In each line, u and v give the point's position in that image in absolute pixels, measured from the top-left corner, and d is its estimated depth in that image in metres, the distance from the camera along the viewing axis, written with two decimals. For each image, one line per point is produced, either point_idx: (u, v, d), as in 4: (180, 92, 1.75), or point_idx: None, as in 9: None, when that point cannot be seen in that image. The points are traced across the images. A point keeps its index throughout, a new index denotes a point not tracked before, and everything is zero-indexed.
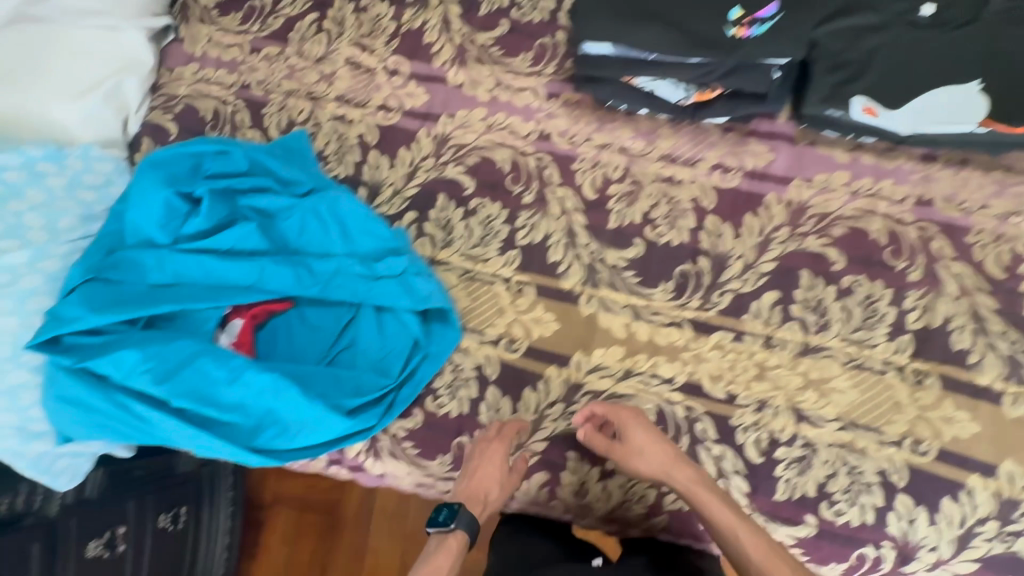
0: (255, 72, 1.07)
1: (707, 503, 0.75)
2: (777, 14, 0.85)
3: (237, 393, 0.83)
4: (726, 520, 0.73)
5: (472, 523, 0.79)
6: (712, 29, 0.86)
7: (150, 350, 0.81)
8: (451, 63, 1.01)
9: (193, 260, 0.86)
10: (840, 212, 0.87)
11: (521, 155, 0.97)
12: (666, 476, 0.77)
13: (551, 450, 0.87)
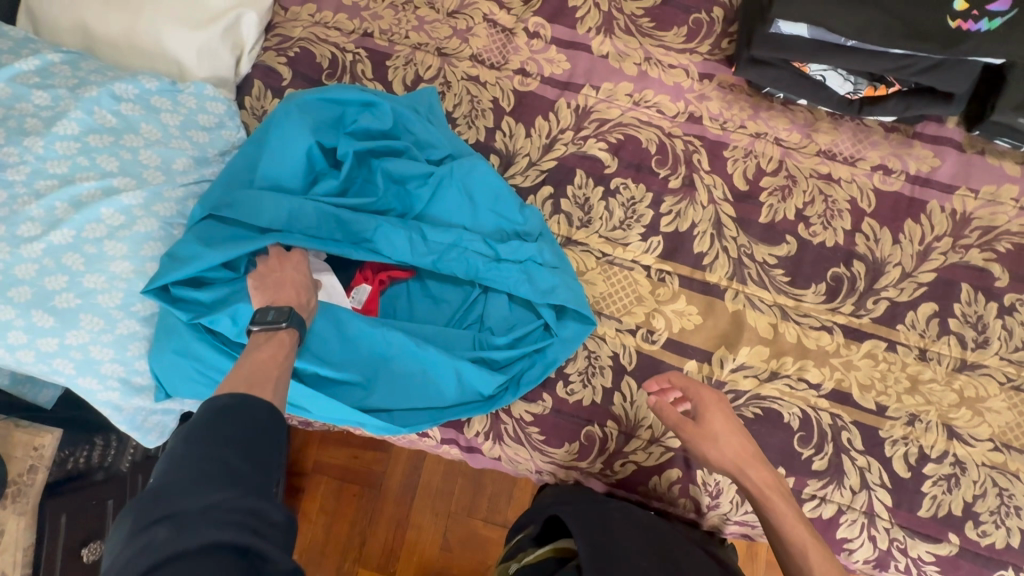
0: (378, 21, 1.00)
1: (771, 509, 0.72)
2: (1006, 11, 0.77)
3: (368, 350, 0.81)
4: (797, 533, 0.70)
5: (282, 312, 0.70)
6: (928, 18, 0.78)
7: None
8: (596, 31, 0.96)
9: (321, 213, 0.79)
10: (1006, 228, 0.84)
11: (668, 136, 0.91)
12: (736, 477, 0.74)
13: (629, 433, 0.84)
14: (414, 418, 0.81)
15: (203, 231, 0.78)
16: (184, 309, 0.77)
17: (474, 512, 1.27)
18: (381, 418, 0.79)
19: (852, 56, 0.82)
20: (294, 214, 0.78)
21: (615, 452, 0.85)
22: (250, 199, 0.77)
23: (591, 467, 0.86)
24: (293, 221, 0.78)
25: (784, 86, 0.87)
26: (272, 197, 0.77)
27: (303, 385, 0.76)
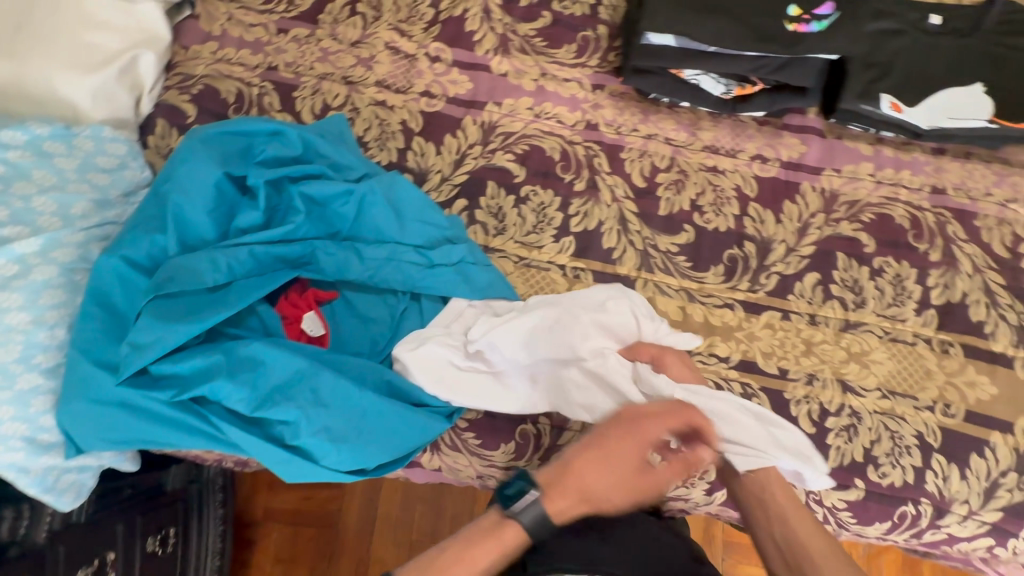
0: (282, 54, 1.02)
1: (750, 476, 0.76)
2: (830, 14, 0.89)
3: (330, 399, 0.80)
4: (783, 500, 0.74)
5: (541, 521, 0.66)
6: (769, 24, 0.90)
7: (233, 372, 0.77)
8: (493, 52, 1.02)
9: (251, 255, 0.81)
10: (867, 200, 0.95)
11: (569, 143, 0.98)
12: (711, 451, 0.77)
13: (561, 427, 0.88)
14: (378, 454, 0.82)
15: (150, 304, 0.76)
16: (128, 381, 0.76)
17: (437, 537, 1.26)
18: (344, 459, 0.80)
19: (715, 61, 0.92)
20: (223, 262, 0.79)
21: (550, 446, 0.88)
22: (182, 257, 0.78)
23: (529, 465, 0.88)
24: (231, 270, 0.80)
25: (666, 91, 0.95)
26: (202, 251, 0.78)
27: (269, 442, 0.78)
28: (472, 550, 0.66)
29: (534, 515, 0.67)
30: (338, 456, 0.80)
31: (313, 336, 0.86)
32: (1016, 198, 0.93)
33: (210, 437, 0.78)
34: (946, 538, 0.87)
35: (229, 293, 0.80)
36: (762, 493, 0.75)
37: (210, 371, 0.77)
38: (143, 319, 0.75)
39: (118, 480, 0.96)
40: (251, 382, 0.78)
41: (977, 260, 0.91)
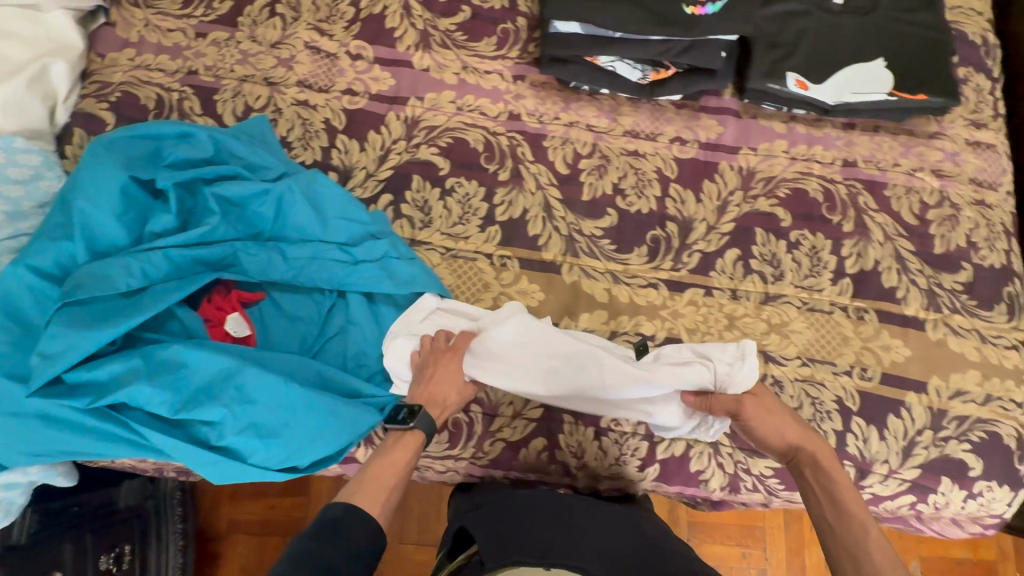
0: (202, 58, 1.02)
1: (841, 526, 0.69)
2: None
3: (253, 401, 0.78)
4: (881, 559, 0.64)
5: (430, 421, 0.76)
6: (669, 8, 0.94)
7: (150, 376, 0.76)
8: (414, 48, 1.03)
9: (167, 258, 0.80)
10: (782, 175, 0.98)
11: (493, 134, 0.99)
12: (814, 496, 0.73)
13: (494, 413, 0.89)
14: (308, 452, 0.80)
15: (61, 312, 0.75)
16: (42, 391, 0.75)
17: (405, 537, 1.26)
18: (273, 459, 0.79)
19: (622, 46, 0.94)
20: (137, 266, 0.79)
21: (483, 432, 0.88)
22: (94, 264, 0.77)
23: (464, 453, 0.89)
24: (146, 274, 0.80)
25: (584, 78, 0.97)
26: (114, 257, 0.78)
27: (191, 445, 0.77)
28: (387, 455, 0.73)
29: (424, 419, 0.76)
30: (266, 455, 0.79)
31: (238, 337, 0.85)
32: (921, 167, 0.97)
33: (131, 443, 0.77)
34: (871, 498, 0.89)
35: (145, 297, 0.79)
36: (853, 542, 0.67)
37: (126, 377, 0.76)
38: (53, 327, 0.74)
39: (64, 499, 0.97)
40: (172, 385, 0.77)
41: (888, 228, 0.94)
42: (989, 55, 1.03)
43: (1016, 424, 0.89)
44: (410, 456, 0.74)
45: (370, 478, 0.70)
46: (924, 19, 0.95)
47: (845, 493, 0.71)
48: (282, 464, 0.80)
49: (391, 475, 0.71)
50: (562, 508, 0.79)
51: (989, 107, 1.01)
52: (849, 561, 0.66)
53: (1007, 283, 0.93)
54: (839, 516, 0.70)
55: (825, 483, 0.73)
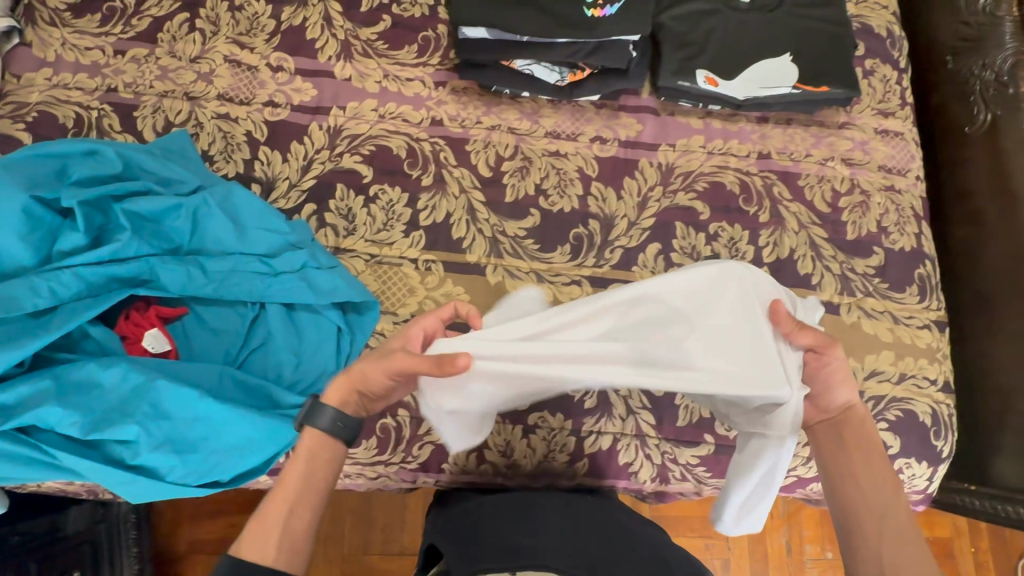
0: (121, 75, 1.01)
1: (865, 494, 0.64)
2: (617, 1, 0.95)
3: (169, 416, 0.78)
4: (907, 524, 0.60)
5: (334, 418, 0.65)
6: (573, 11, 0.94)
7: (60, 397, 0.76)
8: (336, 58, 1.04)
9: (75, 277, 0.80)
10: (701, 169, 1.00)
11: (415, 140, 1.00)
12: (832, 457, 0.67)
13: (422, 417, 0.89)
14: (230, 465, 0.80)
15: None
16: None
17: (370, 547, 1.24)
18: (192, 473, 0.79)
19: (529, 49, 0.96)
20: (44, 287, 0.78)
21: (411, 437, 0.89)
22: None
23: (393, 458, 0.89)
24: (54, 294, 0.79)
25: (502, 82, 0.99)
26: (19, 278, 0.77)
27: (106, 464, 0.76)
28: (285, 473, 0.63)
29: (327, 417, 0.65)
30: (185, 470, 0.78)
31: (158, 353, 0.85)
32: (831, 156, 1.00)
33: (44, 464, 0.77)
34: (796, 480, 0.93)
35: (55, 317, 0.79)
36: (871, 505, 0.63)
37: (34, 399, 0.75)
38: None
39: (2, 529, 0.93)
40: (86, 405, 0.76)
41: (802, 217, 0.97)
42: (895, 47, 1.07)
43: (930, 401, 0.92)
44: (316, 465, 0.64)
45: (272, 501, 0.61)
46: (824, 16, 1.00)
47: (872, 459, 0.65)
48: (203, 478, 0.80)
49: (289, 499, 0.61)
50: (535, 509, 0.78)
51: (896, 96, 1.04)
52: (868, 522, 0.62)
53: (917, 265, 0.96)
54: (858, 480, 0.64)
55: (855, 450, 0.66)
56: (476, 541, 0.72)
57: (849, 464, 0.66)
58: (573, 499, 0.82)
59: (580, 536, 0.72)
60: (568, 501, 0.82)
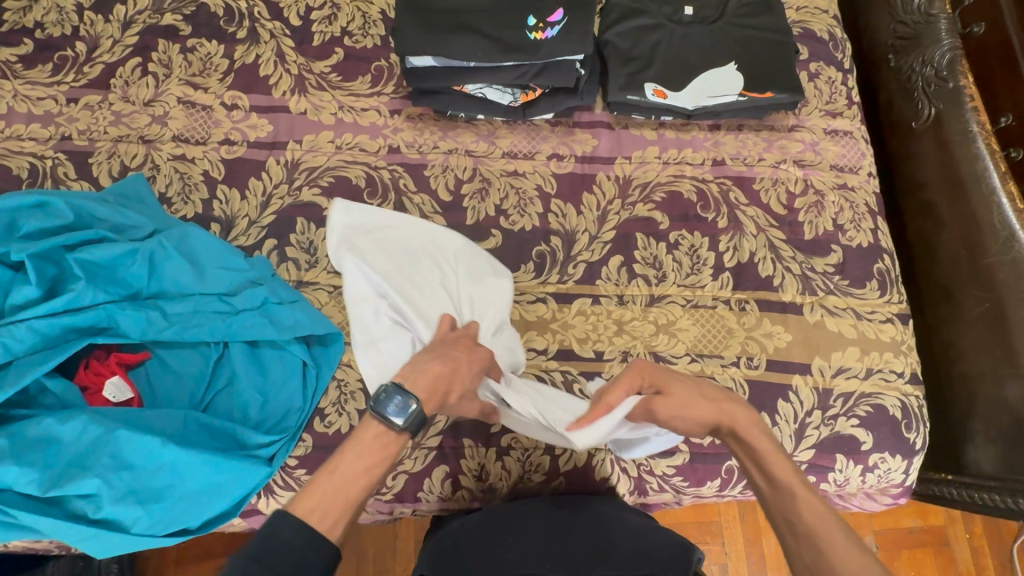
0: (74, 123, 1.01)
1: (776, 496, 0.64)
2: (562, 20, 0.94)
3: (132, 465, 0.77)
4: (811, 516, 0.61)
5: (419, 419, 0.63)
6: (516, 37, 0.94)
7: (18, 454, 0.74)
8: (290, 93, 1.04)
9: (29, 329, 0.79)
10: (657, 180, 1.01)
11: (374, 168, 1.01)
12: (754, 472, 0.68)
13: None
14: (198, 510, 0.79)
15: None
16: None
17: None
18: (159, 522, 0.77)
19: (478, 74, 0.96)
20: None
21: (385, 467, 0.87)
22: None
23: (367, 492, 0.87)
24: (9, 349, 0.78)
25: (455, 106, 1.00)
26: None
27: (67, 519, 0.74)
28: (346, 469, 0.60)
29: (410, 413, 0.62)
30: (151, 520, 0.76)
31: (120, 402, 0.83)
32: (783, 159, 1.02)
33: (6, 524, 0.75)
34: None
35: (11, 371, 0.78)
36: (784, 504, 0.63)
37: None
38: None
39: None
40: (44, 461, 0.75)
41: (759, 220, 0.99)
42: (838, 49, 1.10)
43: (899, 394, 0.92)
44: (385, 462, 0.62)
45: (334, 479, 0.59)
46: (764, 24, 1.03)
47: (773, 459, 0.67)
48: (170, 526, 0.77)
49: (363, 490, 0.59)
50: (513, 521, 0.78)
51: (842, 96, 1.07)
52: (788, 529, 0.62)
53: (875, 260, 0.98)
54: (773, 483, 0.65)
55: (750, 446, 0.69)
56: (465, 565, 0.70)
57: (760, 467, 0.67)
58: (554, 505, 0.82)
59: (560, 540, 0.74)
60: (546, 505, 0.82)
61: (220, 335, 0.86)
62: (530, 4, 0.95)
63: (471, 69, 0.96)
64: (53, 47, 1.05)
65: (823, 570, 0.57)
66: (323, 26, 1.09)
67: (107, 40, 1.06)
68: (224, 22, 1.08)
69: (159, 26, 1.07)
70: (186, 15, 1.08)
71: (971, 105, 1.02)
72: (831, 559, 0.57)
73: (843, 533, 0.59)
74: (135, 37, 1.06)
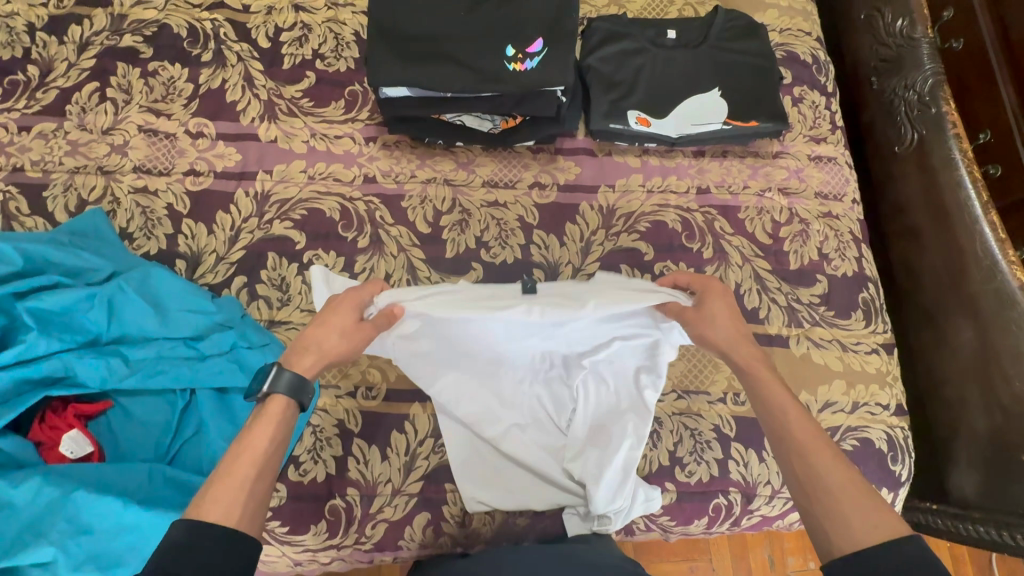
0: (26, 153, 0.95)
1: (773, 410, 0.64)
2: (542, 51, 0.89)
3: (91, 528, 0.72)
4: (802, 431, 0.61)
5: (295, 382, 0.63)
6: (494, 64, 0.89)
7: None
8: (259, 120, 1.00)
9: None
10: (641, 209, 0.99)
11: (349, 199, 0.97)
12: (754, 395, 0.67)
13: (374, 497, 0.84)
14: None
15: None
16: None
17: None
18: None
19: (456, 104, 0.93)
20: None
21: (363, 517, 0.84)
22: None
23: (345, 542, 0.84)
24: None
25: (435, 134, 0.97)
26: None
27: None
28: (244, 439, 0.58)
29: (285, 382, 0.62)
30: None
31: (78, 457, 0.78)
32: (768, 187, 1.01)
33: None
34: (761, 520, 0.91)
35: None
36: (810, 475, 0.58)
37: None
38: None
39: None
40: None
41: (745, 250, 0.97)
42: (821, 72, 1.09)
43: (884, 426, 0.92)
44: (273, 429, 0.60)
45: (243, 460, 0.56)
46: (747, 48, 1.01)
47: (766, 378, 0.67)
48: None
49: (250, 462, 0.56)
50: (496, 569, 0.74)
51: (825, 121, 1.05)
52: (781, 444, 0.62)
53: (860, 289, 0.97)
54: (805, 458, 0.59)
55: (771, 402, 0.65)
56: None
57: (784, 433, 0.62)
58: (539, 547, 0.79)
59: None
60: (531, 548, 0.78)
61: (185, 383, 0.82)
62: (508, 29, 0.90)
63: (448, 99, 0.92)
64: (2, 71, 0.99)
65: (812, 482, 0.57)
66: (293, 48, 1.04)
67: (62, 64, 1.00)
68: (188, 44, 1.03)
69: (117, 48, 1.01)
70: (147, 36, 1.03)
71: (953, 132, 1.01)
72: (827, 479, 0.57)
73: (834, 452, 0.59)
74: (92, 60, 1.01)
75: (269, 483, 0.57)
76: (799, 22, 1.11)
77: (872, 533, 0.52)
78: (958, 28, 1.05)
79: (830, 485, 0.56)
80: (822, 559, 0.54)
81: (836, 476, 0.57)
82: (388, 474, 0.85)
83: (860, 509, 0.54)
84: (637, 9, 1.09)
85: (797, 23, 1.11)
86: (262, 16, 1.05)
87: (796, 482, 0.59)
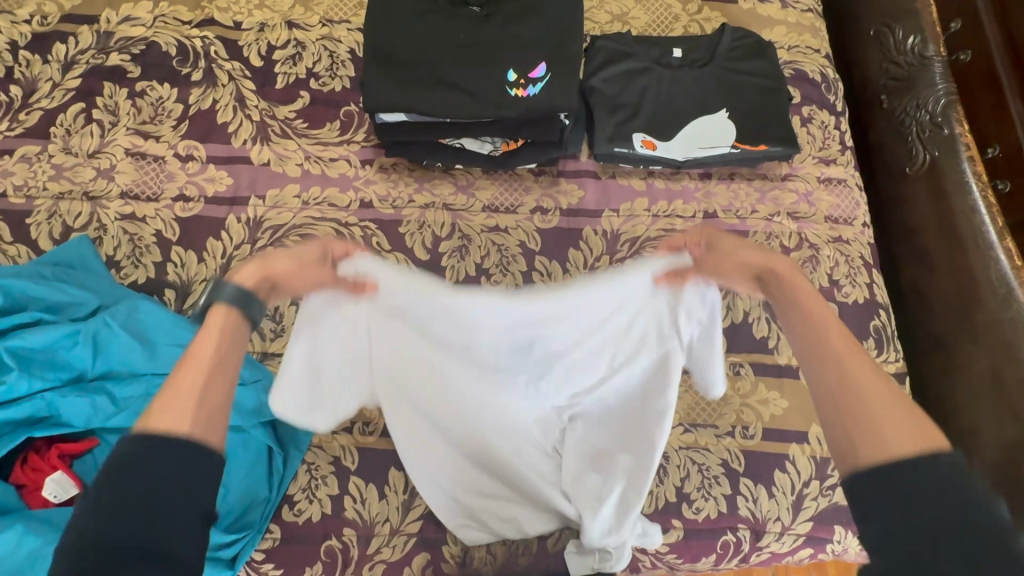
0: (9, 177, 0.92)
1: (805, 326, 0.58)
2: (545, 75, 0.86)
3: None
4: (839, 342, 0.55)
5: (239, 292, 0.57)
6: (496, 90, 0.86)
7: None
8: (251, 142, 0.96)
9: None
10: (646, 234, 0.96)
11: (344, 224, 0.93)
12: (787, 309, 0.61)
13: (371, 537, 0.81)
14: None
15: None
16: None
17: None
18: None
19: (457, 129, 0.91)
20: None
21: (360, 558, 0.80)
22: None
23: None
24: None
25: (433, 157, 0.94)
26: None
27: None
28: (190, 348, 0.54)
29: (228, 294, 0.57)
30: None
31: (62, 501, 0.75)
32: (777, 210, 0.98)
33: None
34: (771, 556, 0.87)
35: None
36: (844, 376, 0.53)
37: None
38: None
39: None
40: None
41: None
42: (830, 91, 1.06)
43: None
44: (222, 339, 0.55)
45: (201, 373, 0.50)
46: (755, 68, 0.98)
47: (808, 296, 0.60)
48: None
49: (198, 369, 0.52)
50: None
51: (835, 142, 1.03)
52: (814, 352, 0.56)
53: (872, 316, 0.94)
54: (838, 368, 0.54)
55: (807, 317, 0.58)
56: None
57: (816, 342, 0.56)
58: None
59: None
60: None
61: None
62: (510, 51, 0.87)
63: (448, 124, 0.90)
64: None
65: (842, 391, 0.52)
66: (287, 67, 1.01)
67: (46, 83, 0.96)
68: (177, 63, 0.99)
69: (104, 67, 0.98)
70: (135, 54, 0.99)
71: (966, 154, 0.99)
72: (861, 388, 0.52)
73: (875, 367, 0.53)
74: (77, 79, 0.97)
75: (225, 390, 0.52)
76: (807, 39, 1.08)
77: (908, 445, 0.47)
78: (966, 39, 1.02)
79: (863, 395, 0.51)
80: (843, 467, 0.50)
81: (872, 388, 0.51)
82: (386, 513, 0.82)
83: (896, 421, 0.49)
84: (641, 27, 1.06)
85: (805, 40, 1.08)
86: (255, 33, 1.02)
87: (823, 392, 0.54)
